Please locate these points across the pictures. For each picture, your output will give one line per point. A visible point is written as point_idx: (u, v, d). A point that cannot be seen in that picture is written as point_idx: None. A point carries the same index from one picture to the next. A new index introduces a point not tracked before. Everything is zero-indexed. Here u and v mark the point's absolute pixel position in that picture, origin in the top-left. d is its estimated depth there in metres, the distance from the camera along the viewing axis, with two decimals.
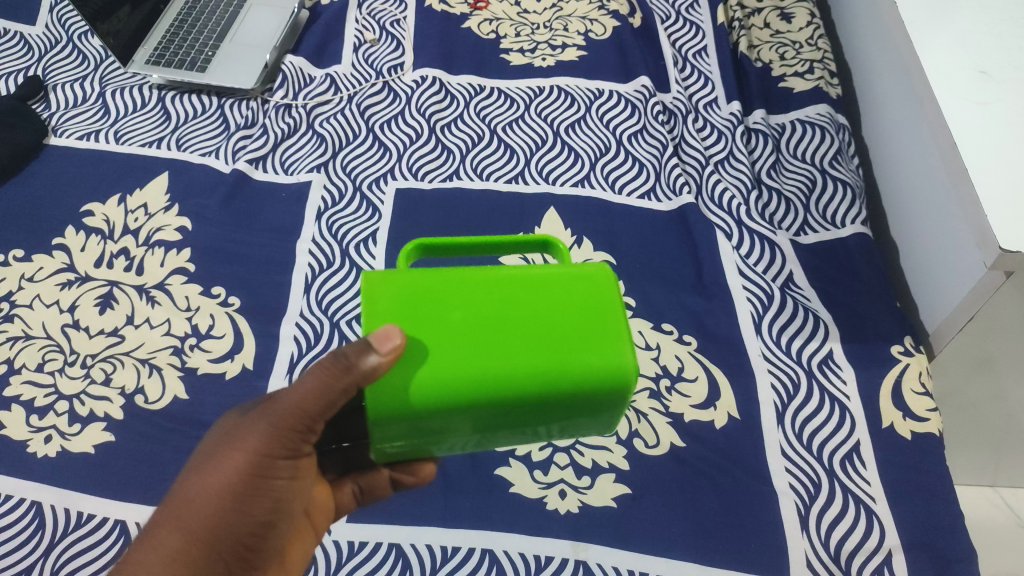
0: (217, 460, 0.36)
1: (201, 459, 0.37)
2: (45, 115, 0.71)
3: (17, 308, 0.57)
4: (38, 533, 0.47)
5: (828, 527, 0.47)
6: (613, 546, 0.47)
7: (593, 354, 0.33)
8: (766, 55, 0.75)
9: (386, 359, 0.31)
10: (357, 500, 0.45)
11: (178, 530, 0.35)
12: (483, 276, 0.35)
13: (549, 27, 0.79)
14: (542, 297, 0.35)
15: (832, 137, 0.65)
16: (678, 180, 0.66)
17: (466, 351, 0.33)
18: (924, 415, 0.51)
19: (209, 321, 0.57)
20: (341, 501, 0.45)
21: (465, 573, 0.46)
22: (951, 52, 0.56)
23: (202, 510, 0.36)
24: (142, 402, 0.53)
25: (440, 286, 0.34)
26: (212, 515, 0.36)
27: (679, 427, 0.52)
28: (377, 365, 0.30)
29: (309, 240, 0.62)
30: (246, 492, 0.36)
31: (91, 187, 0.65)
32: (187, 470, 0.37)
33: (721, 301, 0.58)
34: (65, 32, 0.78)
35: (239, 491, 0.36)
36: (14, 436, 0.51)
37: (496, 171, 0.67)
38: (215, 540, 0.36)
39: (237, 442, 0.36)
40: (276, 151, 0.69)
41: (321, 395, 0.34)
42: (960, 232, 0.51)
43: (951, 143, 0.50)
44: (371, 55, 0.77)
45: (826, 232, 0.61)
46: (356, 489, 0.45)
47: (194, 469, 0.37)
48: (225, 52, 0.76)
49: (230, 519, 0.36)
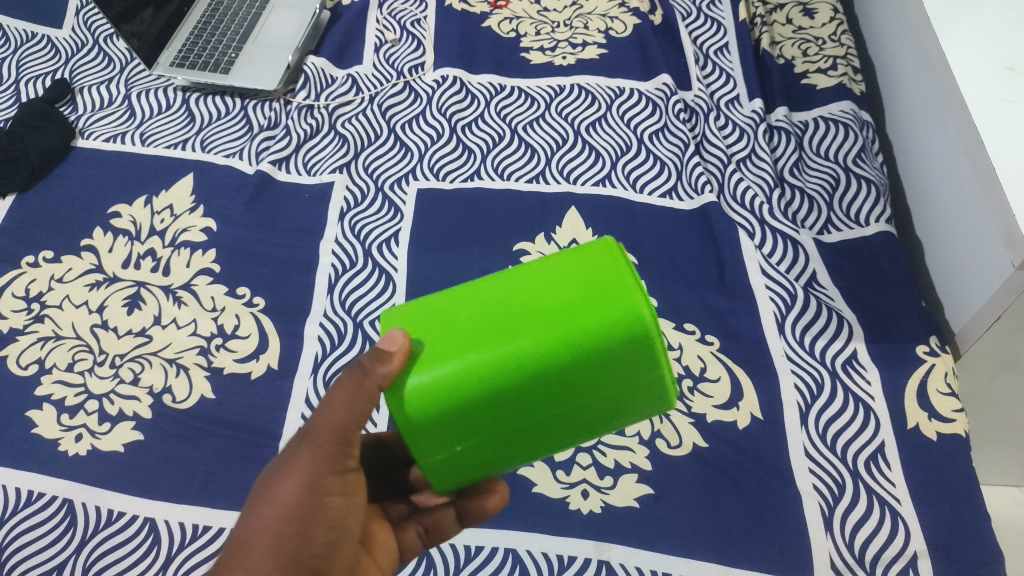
0: (279, 481, 0.36)
1: (263, 488, 0.36)
2: (72, 117, 0.72)
3: (48, 308, 0.58)
4: (70, 530, 0.48)
5: (853, 528, 0.47)
6: (635, 546, 0.47)
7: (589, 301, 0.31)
8: (789, 52, 0.74)
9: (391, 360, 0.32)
10: (423, 541, 0.44)
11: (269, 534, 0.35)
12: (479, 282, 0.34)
13: (570, 25, 0.79)
14: (562, 267, 0.33)
15: (856, 135, 0.65)
16: (699, 178, 0.65)
17: (463, 341, 0.31)
18: (950, 416, 0.51)
19: (234, 321, 0.58)
20: (407, 543, 0.43)
21: (489, 572, 0.47)
22: (978, 49, 0.55)
23: (267, 551, 0.34)
24: (170, 401, 0.53)
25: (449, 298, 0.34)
26: (282, 551, 0.34)
27: (701, 427, 0.52)
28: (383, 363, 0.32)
29: (333, 240, 0.63)
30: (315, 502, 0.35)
31: (119, 189, 0.66)
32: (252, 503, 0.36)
33: (743, 301, 0.58)
34: (91, 35, 0.80)
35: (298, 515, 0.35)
36: (46, 435, 0.52)
37: (517, 170, 0.67)
38: (305, 544, 0.35)
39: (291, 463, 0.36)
40: (299, 151, 0.70)
41: (357, 407, 0.36)
42: (986, 229, 0.51)
43: (979, 141, 0.50)
44: (392, 54, 0.78)
45: (850, 231, 0.61)
46: (421, 530, 0.43)
47: (261, 495, 0.36)
48: (248, 53, 0.76)
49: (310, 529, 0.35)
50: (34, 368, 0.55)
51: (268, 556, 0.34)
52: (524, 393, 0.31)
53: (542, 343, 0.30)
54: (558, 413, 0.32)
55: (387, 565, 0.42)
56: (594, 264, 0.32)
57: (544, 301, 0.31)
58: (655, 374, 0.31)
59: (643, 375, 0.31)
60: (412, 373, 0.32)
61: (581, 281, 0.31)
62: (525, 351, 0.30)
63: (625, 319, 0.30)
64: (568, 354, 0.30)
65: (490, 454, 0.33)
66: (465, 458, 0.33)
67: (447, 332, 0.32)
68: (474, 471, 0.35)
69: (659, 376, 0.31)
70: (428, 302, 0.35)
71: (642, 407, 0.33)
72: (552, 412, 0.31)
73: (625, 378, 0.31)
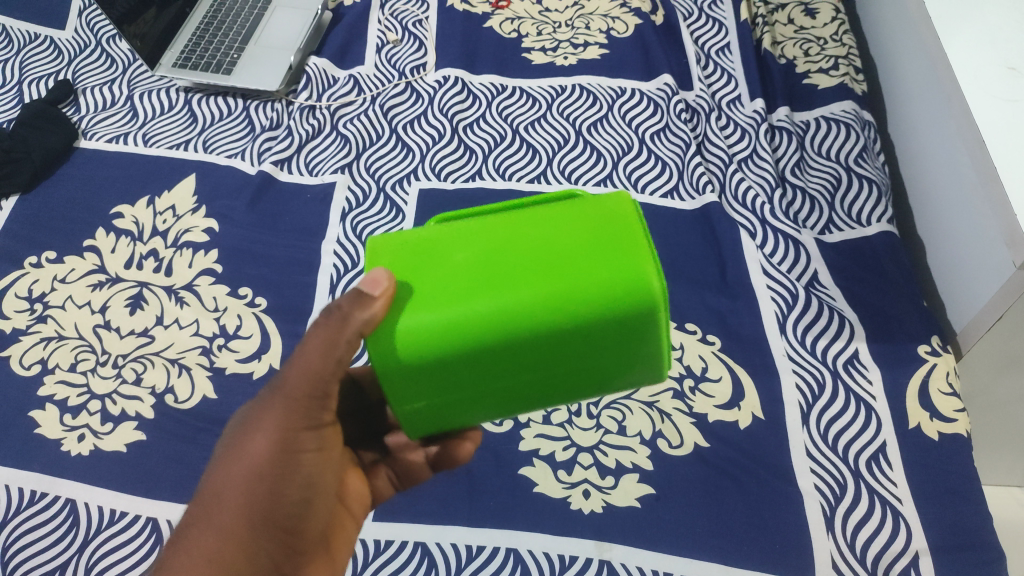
0: (247, 439, 0.37)
1: (233, 444, 0.37)
2: (75, 118, 0.73)
3: (51, 308, 0.58)
4: (73, 530, 0.48)
5: (854, 528, 0.47)
6: (636, 547, 0.47)
7: (597, 263, 0.30)
8: (790, 51, 0.74)
9: (379, 302, 0.31)
10: (394, 485, 0.46)
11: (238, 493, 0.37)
12: (474, 227, 0.33)
13: (571, 25, 0.79)
14: (570, 226, 0.32)
15: (858, 134, 0.65)
16: (701, 178, 0.65)
17: (458, 290, 0.31)
18: (952, 416, 0.51)
19: (236, 321, 0.58)
20: (379, 488, 0.45)
21: (490, 572, 0.47)
22: (979, 48, 0.55)
23: (235, 507, 0.36)
24: (173, 401, 0.54)
25: (442, 241, 0.33)
26: (251, 507, 0.36)
27: (703, 427, 0.52)
28: (371, 304, 0.31)
29: (335, 240, 0.63)
30: (285, 463, 0.37)
31: (121, 190, 0.66)
32: (221, 460, 0.37)
33: (745, 301, 0.58)
34: (93, 36, 0.80)
35: (266, 474, 0.36)
36: (49, 435, 0.52)
37: (519, 170, 0.67)
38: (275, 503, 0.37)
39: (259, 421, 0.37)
40: (300, 152, 0.70)
41: (332, 361, 0.35)
42: (988, 228, 0.51)
43: (980, 140, 0.50)
44: (394, 55, 0.78)
45: (851, 230, 0.61)
46: (392, 473, 0.46)
47: (230, 454, 0.37)
48: (250, 54, 0.77)
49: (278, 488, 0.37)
50: (36, 368, 0.55)
51: (237, 513, 0.36)
52: (518, 348, 0.30)
53: (540, 298, 0.30)
54: (545, 368, 0.32)
55: (363, 511, 0.44)
56: (602, 226, 0.32)
57: (547, 258, 0.31)
58: (650, 345, 0.31)
59: (638, 344, 0.31)
60: (401, 319, 0.31)
61: (589, 242, 0.31)
62: (521, 304, 0.30)
63: (634, 288, 0.30)
64: (567, 314, 0.30)
65: (466, 402, 0.33)
66: (442, 408, 0.33)
67: (442, 278, 0.32)
68: (451, 419, 0.34)
69: (653, 348, 0.32)
70: (419, 245, 0.34)
71: (628, 375, 0.33)
72: (539, 367, 0.31)
73: (615, 340, 0.31)
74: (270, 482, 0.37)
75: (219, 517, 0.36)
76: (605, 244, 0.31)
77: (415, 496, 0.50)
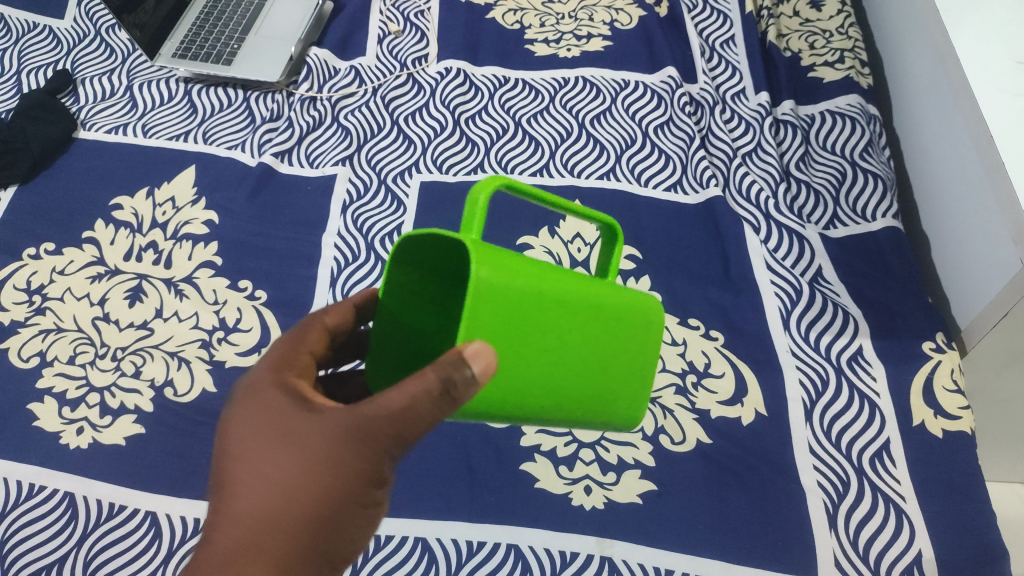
0: (292, 467, 0.32)
1: (269, 464, 0.33)
2: (74, 109, 0.72)
3: (49, 301, 0.58)
4: (71, 523, 0.48)
5: (857, 526, 0.47)
6: (638, 543, 0.47)
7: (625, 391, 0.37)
8: (796, 45, 0.73)
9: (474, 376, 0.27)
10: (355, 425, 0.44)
11: (269, 525, 0.32)
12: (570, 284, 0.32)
13: (574, 17, 0.78)
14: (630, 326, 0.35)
15: (863, 128, 0.64)
16: (704, 172, 0.65)
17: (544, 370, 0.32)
18: (956, 413, 0.50)
19: (236, 314, 0.57)
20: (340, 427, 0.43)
21: (491, 568, 0.46)
22: (987, 42, 0.54)
23: (259, 538, 0.32)
24: (172, 395, 0.53)
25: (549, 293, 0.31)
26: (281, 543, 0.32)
27: (705, 424, 0.52)
28: (462, 381, 0.27)
29: (335, 233, 0.63)
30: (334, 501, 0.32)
31: (120, 181, 0.66)
32: (255, 481, 0.33)
33: (748, 297, 0.57)
34: (93, 26, 0.79)
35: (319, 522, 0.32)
36: (47, 428, 0.52)
37: (521, 164, 0.67)
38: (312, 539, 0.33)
39: (311, 448, 0.32)
40: (301, 143, 0.69)
41: (415, 415, 0.29)
42: (995, 224, 0.50)
43: (988, 135, 0.49)
44: (395, 46, 0.77)
45: (856, 226, 0.60)
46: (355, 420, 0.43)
47: (267, 479, 0.32)
48: (250, 45, 0.76)
49: (320, 525, 0.33)
50: (35, 360, 0.55)
51: (262, 545, 0.32)
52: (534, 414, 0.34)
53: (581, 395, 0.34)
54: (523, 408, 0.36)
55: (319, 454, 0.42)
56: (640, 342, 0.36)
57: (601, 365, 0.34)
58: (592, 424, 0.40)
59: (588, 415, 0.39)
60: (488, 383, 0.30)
61: (627, 361, 0.36)
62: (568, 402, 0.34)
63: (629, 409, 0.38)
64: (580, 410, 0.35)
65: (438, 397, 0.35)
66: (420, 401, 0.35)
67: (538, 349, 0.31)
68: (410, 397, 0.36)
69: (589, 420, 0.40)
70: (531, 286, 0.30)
71: None
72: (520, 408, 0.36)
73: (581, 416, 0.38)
74: (322, 530, 0.33)
75: (241, 543, 0.32)
76: (638, 367, 0.37)
77: (416, 491, 0.49)
